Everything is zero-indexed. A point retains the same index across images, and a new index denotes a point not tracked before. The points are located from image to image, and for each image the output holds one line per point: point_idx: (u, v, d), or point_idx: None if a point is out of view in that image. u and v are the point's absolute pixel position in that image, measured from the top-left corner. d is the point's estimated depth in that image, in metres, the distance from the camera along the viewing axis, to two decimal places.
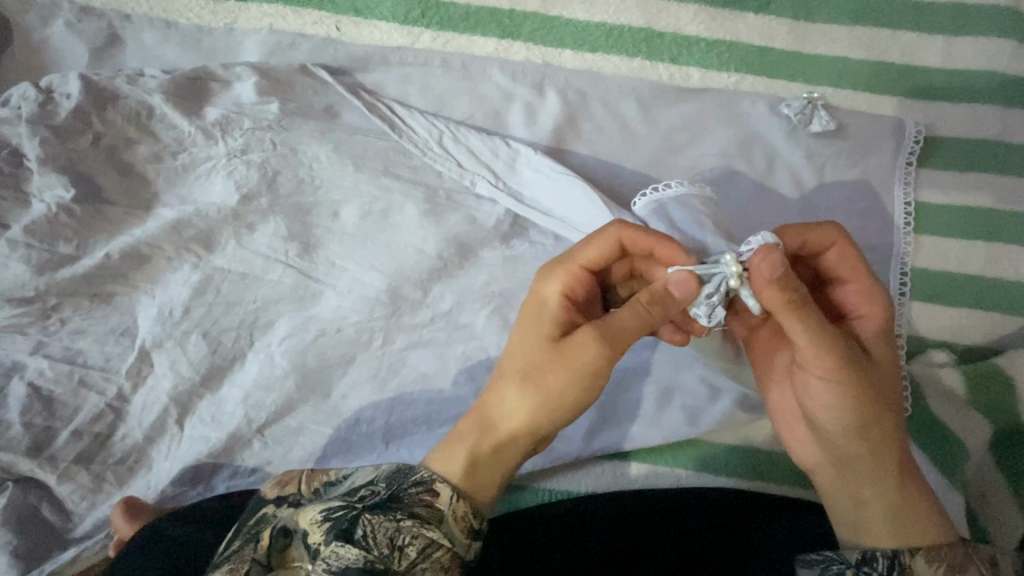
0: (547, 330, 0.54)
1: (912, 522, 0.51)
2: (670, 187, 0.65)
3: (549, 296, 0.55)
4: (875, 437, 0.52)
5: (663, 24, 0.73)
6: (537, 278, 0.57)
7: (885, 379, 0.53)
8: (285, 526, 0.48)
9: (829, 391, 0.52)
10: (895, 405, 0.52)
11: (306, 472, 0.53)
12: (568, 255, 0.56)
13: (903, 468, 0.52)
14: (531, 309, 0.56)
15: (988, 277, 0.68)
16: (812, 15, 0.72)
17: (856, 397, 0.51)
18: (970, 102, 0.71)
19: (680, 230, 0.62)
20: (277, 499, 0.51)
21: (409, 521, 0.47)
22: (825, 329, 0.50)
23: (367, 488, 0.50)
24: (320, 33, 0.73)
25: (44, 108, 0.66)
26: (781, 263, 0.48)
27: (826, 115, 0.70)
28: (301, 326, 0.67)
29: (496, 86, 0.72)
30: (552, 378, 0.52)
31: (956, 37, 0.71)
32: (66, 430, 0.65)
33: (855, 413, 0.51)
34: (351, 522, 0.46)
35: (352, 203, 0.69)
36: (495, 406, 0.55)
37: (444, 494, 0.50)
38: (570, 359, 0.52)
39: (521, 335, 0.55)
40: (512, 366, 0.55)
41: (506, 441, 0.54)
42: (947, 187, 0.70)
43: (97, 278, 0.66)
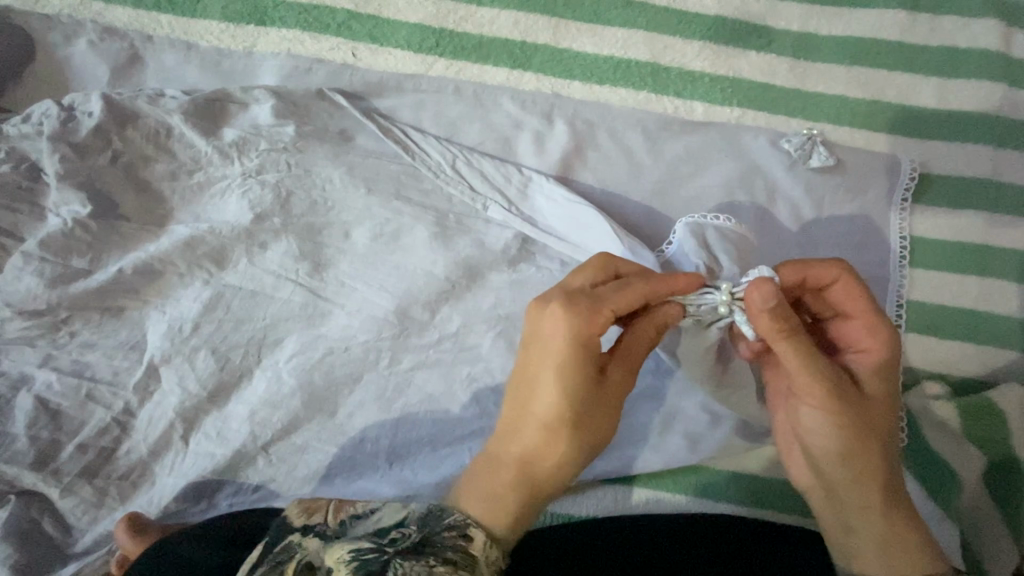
0: (585, 378, 0.53)
1: (895, 547, 0.54)
2: (717, 220, 0.66)
3: (584, 338, 0.52)
4: (861, 465, 0.55)
5: (669, 59, 0.75)
6: (558, 319, 0.52)
7: (876, 412, 0.55)
8: (312, 562, 0.47)
9: (819, 419, 0.54)
10: (884, 437, 0.55)
11: (334, 503, 0.53)
12: (593, 294, 0.53)
13: (890, 498, 0.55)
14: (558, 352, 0.53)
15: (982, 311, 0.70)
16: (812, 55, 0.75)
17: (843, 426, 0.54)
18: (962, 141, 0.74)
19: (707, 255, 0.64)
20: (303, 528, 0.51)
21: (441, 567, 0.46)
22: (817, 363, 0.52)
23: (399, 530, 0.49)
24: (337, 59, 0.75)
25: (66, 126, 0.67)
26: (773, 294, 0.48)
27: (824, 151, 0.73)
28: (309, 345, 0.68)
29: (506, 115, 0.74)
30: (599, 417, 0.54)
31: (949, 79, 0.75)
32: (72, 444, 0.65)
33: (843, 442, 0.54)
34: (381, 565, 0.45)
35: (363, 224, 0.70)
36: (522, 442, 0.55)
37: (477, 539, 0.50)
38: (612, 396, 0.54)
39: (558, 382, 0.53)
40: (543, 411, 0.54)
41: (541, 479, 0.54)
42: (941, 222, 0.73)
43: (108, 293, 0.67)
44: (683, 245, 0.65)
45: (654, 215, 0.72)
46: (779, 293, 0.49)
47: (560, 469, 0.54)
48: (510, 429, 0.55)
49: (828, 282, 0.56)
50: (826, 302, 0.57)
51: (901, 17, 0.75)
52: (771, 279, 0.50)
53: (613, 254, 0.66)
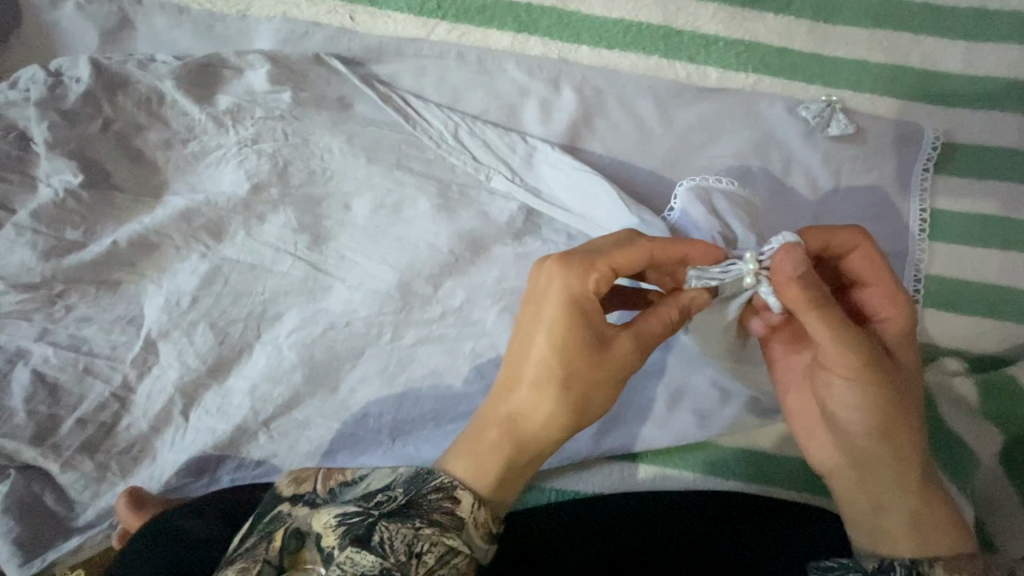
0: (577, 335, 0.51)
1: (935, 530, 0.51)
2: (721, 182, 0.64)
3: (577, 295, 0.51)
4: (897, 440, 0.52)
5: (682, 22, 0.72)
6: (553, 271, 0.51)
7: (908, 383, 0.53)
8: (299, 528, 0.48)
9: (853, 394, 0.52)
10: (917, 409, 0.53)
11: (323, 471, 0.53)
12: (592, 251, 0.51)
13: (925, 474, 0.53)
14: (556, 310, 0.51)
15: (1004, 285, 0.68)
16: (833, 16, 0.72)
17: (878, 399, 0.51)
18: (988, 109, 0.71)
19: (721, 221, 0.61)
20: (292, 497, 0.50)
21: (428, 529, 0.46)
22: (850, 332, 0.50)
23: (384, 493, 0.49)
24: (334, 23, 0.72)
25: (54, 92, 0.65)
26: (804, 261, 0.47)
27: (844, 119, 0.69)
28: (309, 319, 0.66)
29: (511, 81, 0.71)
30: (590, 380, 0.51)
31: (978, 42, 0.71)
32: (71, 419, 0.64)
33: (879, 416, 0.52)
34: (367, 529, 0.45)
35: (363, 195, 0.68)
36: (510, 408, 0.53)
37: (464, 501, 0.50)
38: (607, 362, 0.51)
39: (550, 339, 0.51)
40: (534, 372, 0.52)
41: (528, 441, 0.53)
42: (964, 193, 0.70)
43: (103, 266, 0.65)
44: (687, 208, 0.63)
45: (665, 187, 0.70)
46: (808, 260, 0.48)
47: (549, 433, 0.53)
48: (501, 396, 0.54)
49: (848, 248, 0.54)
50: (845, 271, 0.55)
51: None
52: (800, 244, 0.49)
53: (622, 225, 0.64)
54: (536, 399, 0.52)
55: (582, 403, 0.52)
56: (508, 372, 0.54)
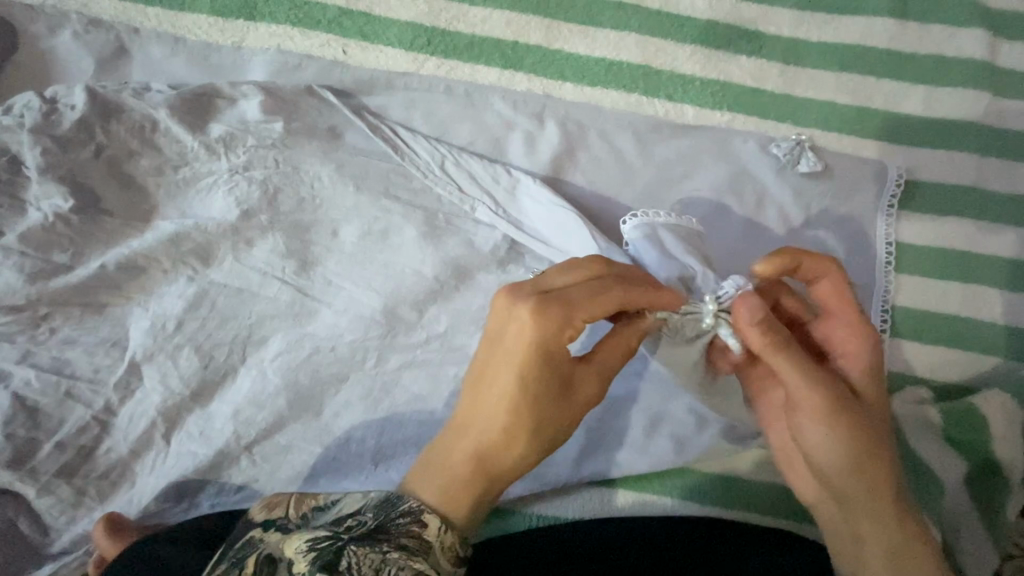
0: (548, 382, 0.53)
1: (908, 557, 0.54)
2: (661, 215, 0.65)
3: (548, 347, 0.51)
4: (868, 475, 0.55)
5: (660, 63, 0.76)
6: (524, 324, 0.51)
7: (873, 417, 0.56)
8: (272, 553, 0.48)
9: (826, 435, 0.54)
10: (884, 442, 0.55)
11: (295, 496, 0.54)
12: (567, 303, 0.51)
13: (897, 505, 0.55)
14: (528, 358, 0.52)
15: (965, 316, 0.71)
16: (802, 60, 0.76)
17: (848, 437, 0.54)
18: (947, 148, 0.75)
19: (675, 257, 0.62)
20: (265, 523, 0.51)
21: (396, 553, 0.48)
22: (811, 372, 0.53)
23: (354, 518, 0.51)
24: (327, 55, 0.75)
25: (48, 118, 0.66)
26: (760, 307, 0.51)
27: (813, 157, 0.73)
28: (294, 344, 0.67)
29: (497, 115, 0.74)
30: (557, 422, 0.54)
31: (936, 87, 0.75)
32: (50, 443, 0.64)
33: (850, 451, 0.54)
34: (335, 554, 0.46)
35: (351, 222, 0.70)
36: (481, 442, 0.54)
37: (432, 525, 0.52)
38: (574, 405, 0.54)
39: (520, 382, 0.52)
40: (505, 412, 0.53)
41: (498, 471, 0.55)
42: (927, 228, 0.73)
43: (89, 289, 0.66)
44: (640, 247, 0.64)
45: None
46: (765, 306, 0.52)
47: (519, 465, 0.55)
48: (463, 429, 0.55)
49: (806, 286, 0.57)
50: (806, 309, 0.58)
51: (890, 25, 0.76)
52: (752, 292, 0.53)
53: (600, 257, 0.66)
54: (510, 440, 0.54)
55: (552, 437, 0.55)
56: (470, 407, 0.55)
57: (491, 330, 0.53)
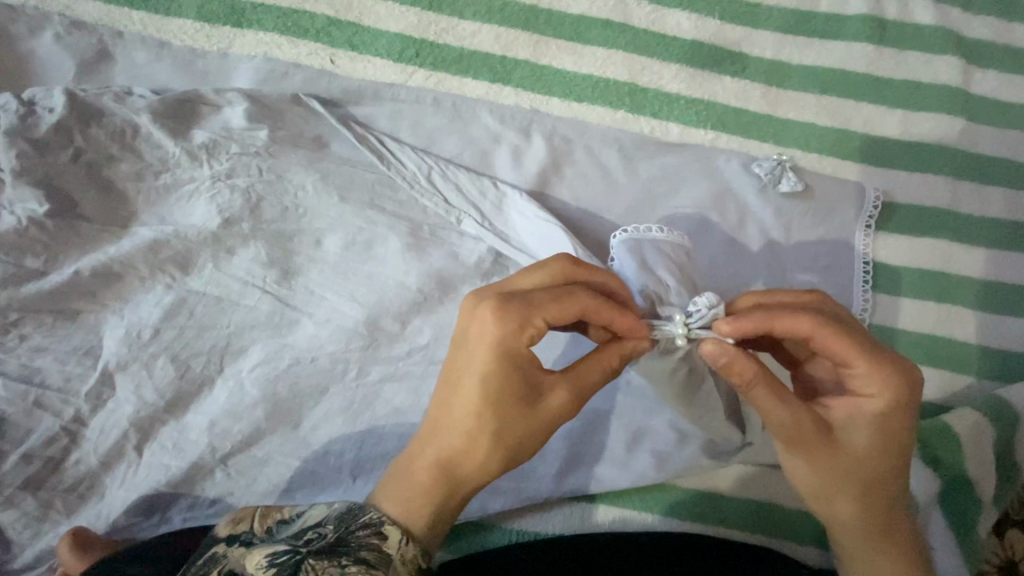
0: (512, 387, 0.52)
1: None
2: (652, 231, 0.64)
3: (509, 347, 0.51)
4: (840, 506, 0.56)
5: (646, 80, 0.77)
6: (486, 323, 0.51)
7: (859, 458, 0.55)
8: (233, 569, 0.47)
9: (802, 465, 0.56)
10: (864, 482, 0.55)
11: (261, 510, 0.53)
12: (528, 300, 0.51)
13: (871, 541, 0.57)
14: (489, 358, 0.51)
15: (939, 335, 0.73)
16: (784, 82, 0.78)
17: (824, 469, 0.55)
18: (923, 171, 0.77)
19: (653, 272, 0.60)
20: (229, 539, 0.50)
21: (354, 567, 0.47)
22: (796, 410, 0.53)
23: (315, 531, 0.50)
24: (314, 64, 0.74)
25: (25, 120, 0.65)
26: (718, 354, 0.51)
27: (793, 177, 0.74)
28: (274, 354, 0.66)
29: (485, 128, 0.74)
30: (520, 430, 0.53)
31: (912, 111, 0.78)
32: (15, 454, 0.62)
33: (822, 483, 0.56)
34: (294, 568, 0.46)
35: (335, 233, 0.69)
36: (446, 450, 0.54)
37: (393, 537, 0.51)
38: (541, 416, 0.53)
39: (482, 384, 0.52)
40: (467, 417, 0.53)
41: (462, 479, 0.54)
42: (903, 248, 0.75)
43: (62, 296, 0.64)
44: (622, 262, 0.62)
45: None
46: (731, 355, 0.51)
47: (483, 475, 0.54)
48: (430, 435, 0.55)
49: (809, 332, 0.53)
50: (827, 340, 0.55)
51: (869, 50, 0.78)
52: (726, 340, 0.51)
53: None
54: (474, 449, 0.53)
55: (515, 446, 0.53)
56: (437, 413, 0.55)
57: (456, 332, 0.54)
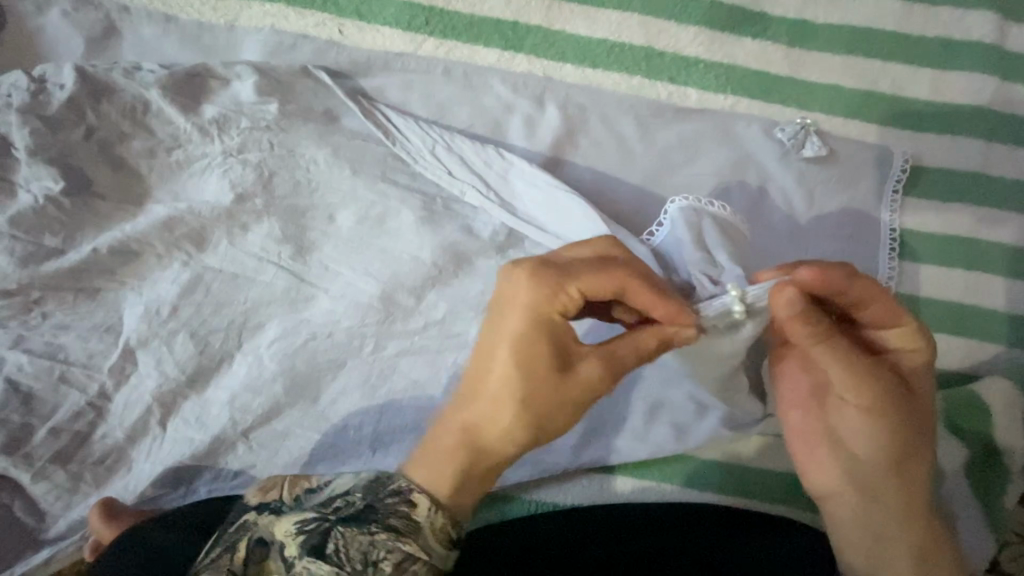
0: (545, 356, 0.51)
1: (923, 544, 0.59)
2: (713, 206, 0.64)
3: (545, 313, 0.51)
4: (894, 464, 0.59)
5: (663, 45, 0.74)
6: (523, 288, 0.51)
7: (913, 413, 0.58)
8: (263, 537, 0.49)
9: (857, 421, 0.59)
10: (917, 438, 0.58)
11: (289, 478, 0.53)
12: (566, 270, 0.51)
13: (916, 500, 0.59)
14: (521, 322, 0.51)
15: (968, 304, 0.70)
16: (808, 42, 0.74)
17: (886, 427, 0.58)
18: (954, 134, 0.74)
19: (706, 248, 0.60)
20: (259, 506, 0.51)
21: (383, 534, 0.48)
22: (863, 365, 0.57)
23: (343, 498, 0.51)
24: (323, 37, 0.72)
25: (37, 98, 0.65)
26: (797, 302, 0.51)
27: (817, 141, 0.72)
28: (291, 329, 0.66)
29: (497, 97, 0.72)
30: (550, 402, 0.52)
31: (943, 71, 0.74)
32: (44, 428, 0.63)
33: (881, 441, 0.58)
34: (322, 537, 0.48)
35: (348, 207, 0.69)
36: (472, 416, 0.53)
37: (422, 505, 0.51)
38: (571, 388, 0.52)
39: (515, 348, 0.52)
40: (497, 382, 0.52)
41: (488, 447, 0.53)
42: (932, 215, 0.72)
43: (82, 273, 0.65)
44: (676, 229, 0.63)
45: (644, 205, 0.71)
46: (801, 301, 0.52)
47: (509, 445, 0.53)
48: (459, 402, 0.54)
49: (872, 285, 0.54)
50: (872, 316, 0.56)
51: (899, 6, 0.74)
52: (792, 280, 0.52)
53: None
54: (502, 416, 0.52)
55: (544, 416, 0.52)
56: (470, 379, 0.54)
57: (494, 299, 0.54)
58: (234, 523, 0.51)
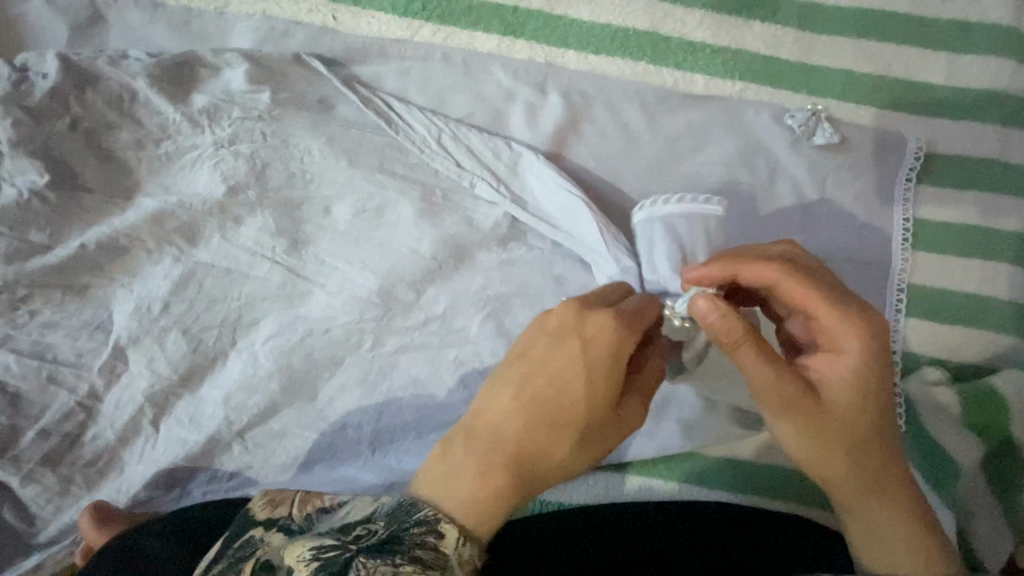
0: (608, 391, 0.49)
1: (889, 551, 0.52)
2: (671, 203, 0.61)
3: (623, 350, 0.49)
4: (837, 470, 0.53)
5: (669, 29, 0.71)
6: (601, 321, 0.49)
7: (839, 411, 0.52)
8: (270, 559, 0.44)
9: (788, 430, 0.53)
10: (853, 438, 0.52)
11: (300, 496, 0.51)
12: (637, 308, 0.51)
13: (868, 502, 0.53)
14: (590, 361, 0.49)
15: (984, 295, 0.68)
16: (819, 25, 0.72)
17: (815, 430, 0.52)
18: (970, 120, 0.71)
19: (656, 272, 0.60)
20: (266, 522, 0.48)
21: (408, 567, 0.42)
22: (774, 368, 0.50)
23: (364, 526, 0.46)
24: (316, 21, 0.70)
25: (19, 88, 0.62)
26: (711, 309, 0.49)
27: (829, 128, 0.69)
28: (287, 326, 0.64)
29: (497, 85, 0.70)
30: (603, 438, 0.51)
31: (959, 54, 0.71)
32: (33, 430, 0.61)
33: (807, 444, 0.52)
34: (342, 564, 0.41)
35: (344, 200, 0.66)
36: (525, 450, 0.49)
37: (450, 536, 0.46)
38: (621, 422, 0.51)
39: (582, 387, 0.49)
40: (551, 414, 0.49)
41: (538, 483, 0.50)
42: (947, 204, 0.70)
43: (69, 270, 0.63)
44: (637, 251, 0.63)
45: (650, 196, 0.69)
46: (722, 310, 0.49)
47: (561, 479, 0.51)
48: (488, 438, 0.50)
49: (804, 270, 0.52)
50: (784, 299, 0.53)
51: None
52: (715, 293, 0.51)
53: (609, 241, 0.62)
54: (561, 453, 0.49)
55: (596, 452, 0.51)
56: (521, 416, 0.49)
57: (551, 330, 0.50)
58: (240, 541, 0.47)
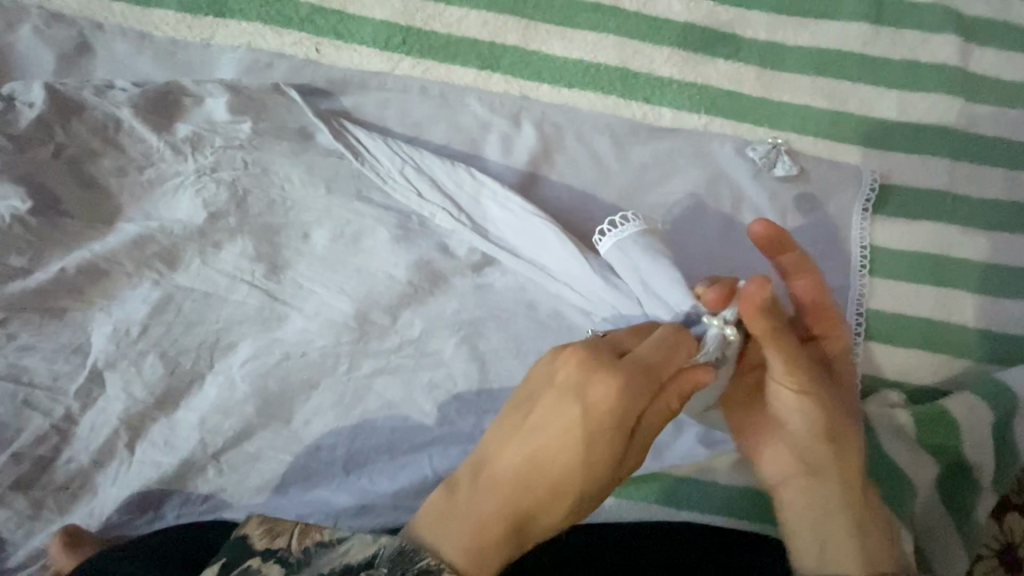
0: (607, 452, 0.49)
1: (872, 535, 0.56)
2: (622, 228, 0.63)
3: (626, 414, 0.49)
4: (841, 446, 0.58)
5: (638, 65, 0.75)
6: (607, 384, 0.49)
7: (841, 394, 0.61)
8: None
9: (800, 404, 0.58)
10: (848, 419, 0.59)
11: (300, 526, 0.49)
12: (650, 369, 0.50)
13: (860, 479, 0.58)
14: (591, 421, 0.49)
15: (938, 320, 0.72)
16: (777, 64, 0.76)
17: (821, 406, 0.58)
18: (921, 154, 0.75)
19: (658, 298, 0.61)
20: (265, 553, 0.47)
21: None
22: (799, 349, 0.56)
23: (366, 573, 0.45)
24: (299, 54, 0.73)
25: (5, 116, 0.64)
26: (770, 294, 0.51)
27: (788, 160, 0.73)
28: (264, 349, 0.66)
29: (473, 116, 0.73)
30: (600, 494, 0.51)
31: (910, 91, 0.76)
32: (5, 454, 0.61)
33: (819, 418, 0.58)
34: None
35: (323, 225, 0.68)
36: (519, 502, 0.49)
37: None
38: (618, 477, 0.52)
39: (582, 448, 0.49)
40: (552, 475, 0.50)
41: (530, 534, 0.50)
42: (901, 232, 0.74)
43: (48, 294, 0.64)
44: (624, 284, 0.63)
45: None
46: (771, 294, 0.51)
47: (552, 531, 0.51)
48: (493, 479, 0.50)
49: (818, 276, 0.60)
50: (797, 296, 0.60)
51: (865, 29, 0.76)
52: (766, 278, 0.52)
53: (576, 277, 0.65)
54: (552, 506, 0.50)
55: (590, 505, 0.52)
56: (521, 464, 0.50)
57: (558, 385, 0.51)
58: (237, 570, 0.46)
